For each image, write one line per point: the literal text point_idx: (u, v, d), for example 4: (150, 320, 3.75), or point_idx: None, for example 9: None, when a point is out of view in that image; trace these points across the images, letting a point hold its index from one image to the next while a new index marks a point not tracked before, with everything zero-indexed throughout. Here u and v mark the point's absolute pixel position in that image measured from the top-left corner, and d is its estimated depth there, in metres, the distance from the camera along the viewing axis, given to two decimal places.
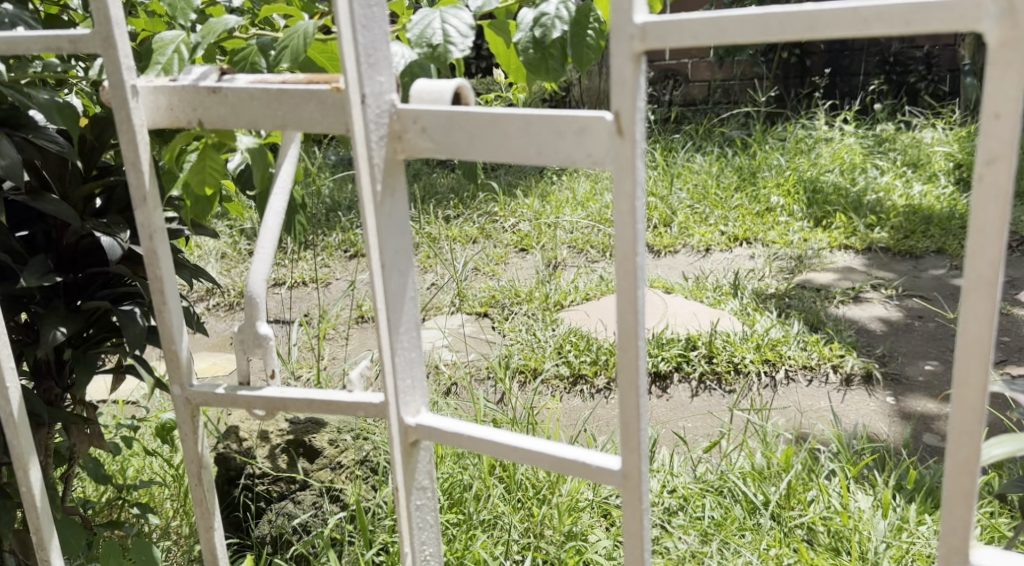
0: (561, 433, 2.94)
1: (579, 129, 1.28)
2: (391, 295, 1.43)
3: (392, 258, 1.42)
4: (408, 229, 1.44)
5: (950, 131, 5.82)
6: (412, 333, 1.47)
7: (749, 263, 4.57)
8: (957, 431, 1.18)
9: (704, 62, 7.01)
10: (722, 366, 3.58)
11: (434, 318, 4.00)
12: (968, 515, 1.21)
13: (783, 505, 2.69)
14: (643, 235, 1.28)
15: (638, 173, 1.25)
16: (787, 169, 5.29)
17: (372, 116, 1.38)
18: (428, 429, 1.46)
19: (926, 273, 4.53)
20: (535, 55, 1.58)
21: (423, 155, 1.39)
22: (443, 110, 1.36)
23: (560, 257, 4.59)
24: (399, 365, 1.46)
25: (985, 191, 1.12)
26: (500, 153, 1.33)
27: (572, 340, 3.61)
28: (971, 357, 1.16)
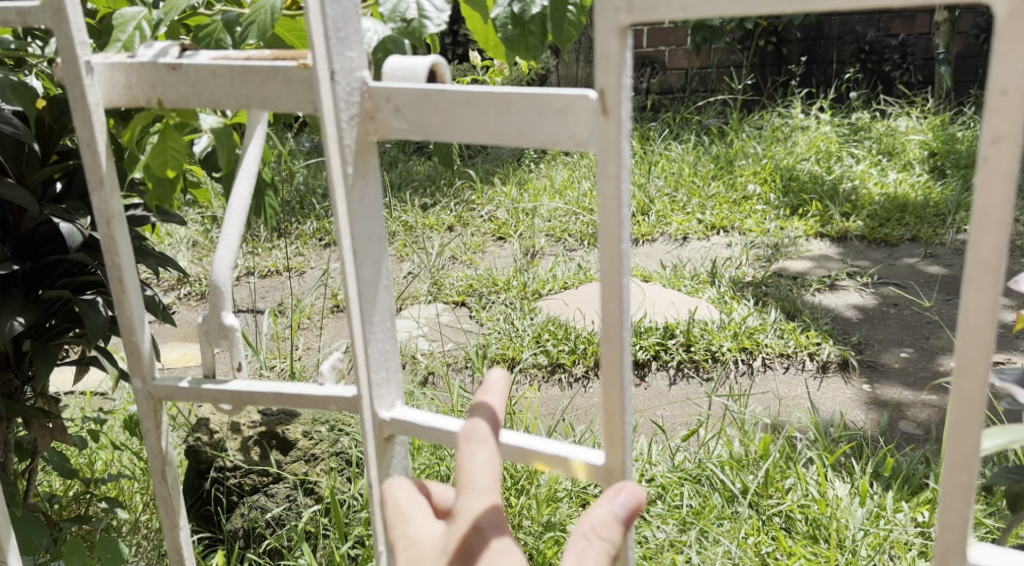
0: (539, 423, 2.92)
1: (561, 108, 1.30)
2: (364, 283, 1.46)
3: (367, 243, 1.44)
4: (381, 213, 1.46)
5: (925, 118, 5.77)
6: (385, 325, 1.48)
7: (725, 251, 4.54)
8: (956, 424, 1.20)
9: (682, 50, 6.79)
10: (700, 354, 3.54)
11: (412, 306, 4.00)
12: (966, 511, 1.22)
13: (761, 493, 2.66)
14: (625, 221, 1.29)
15: (623, 155, 1.28)
16: (763, 158, 5.24)
17: (342, 94, 1.40)
18: (404, 422, 1.49)
19: (901, 261, 4.50)
20: (516, 32, 1.60)
21: (398, 135, 1.40)
22: (416, 89, 1.38)
23: (538, 245, 4.55)
24: (372, 357, 1.48)
25: (989, 171, 1.13)
26: (477, 134, 1.35)
27: (549, 329, 3.58)
28: (972, 348, 1.17)
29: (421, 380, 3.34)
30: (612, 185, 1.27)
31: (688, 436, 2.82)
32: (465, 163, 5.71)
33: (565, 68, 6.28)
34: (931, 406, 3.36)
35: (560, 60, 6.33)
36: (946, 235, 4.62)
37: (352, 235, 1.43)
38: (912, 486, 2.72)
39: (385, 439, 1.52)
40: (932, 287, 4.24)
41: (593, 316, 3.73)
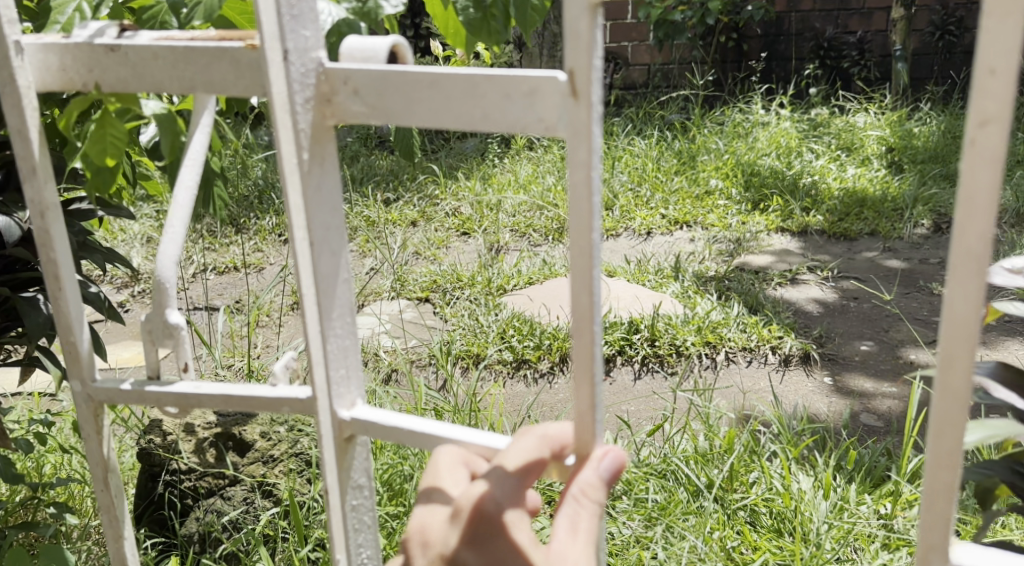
0: (504, 420, 2.90)
1: (529, 91, 1.27)
2: (322, 277, 1.43)
3: (325, 234, 1.41)
4: (340, 203, 1.43)
5: (882, 114, 5.81)
6: (345, 319, 1.46)
7: (688, 246, 4.54)
8: (939, 419, 1.19)
9: (644, 46, 6.74)
10: (664, 349, 3.53)
11: (375, 303, 3.96)
12: (949, 508, 1.22)
13: (726, 488, 2.65)
14: (595, 210, 1.27)
15: (593, 139, 1.24)
16: (724, 153, 5.26)
17: (297, 74, 1.37)
18: (366, 420, 1.47)
19: (860, 255, 4.53)
20: (477, 15, 1.57)
21: (357, 118, 1.37)
22: (376, 70, 1.34)
23: (502, 240, 4.53)
24: (332, 354, 1.46)
25: (976, 156, 1.12)
26: (441, 117, 1.32)
27: (514, 325, 3.55)
28: (955, 339, 1.17)
29: (382, 378, 3.30)
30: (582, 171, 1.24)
31: (654, 431, 2.81)
32: (428, 158, 5.66)
33: (528, 63, 6.24)
34: (892, 398, 3.39)
35: (523, 55, 6.28)
36: (904, 229, 4.66)
37: (312, 225, 1.41)
38: (874, 478, 2.73)
39: (346, 440, 1.50)
40: (891, 280, 4.27)
41: (558, 312, 3.71)
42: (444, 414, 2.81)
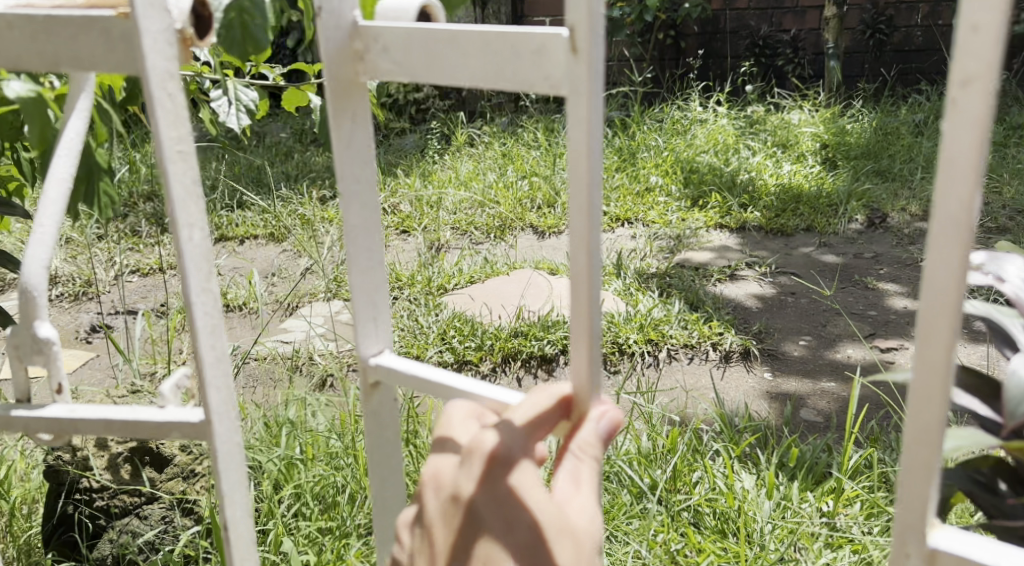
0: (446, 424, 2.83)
1: (536, 47, 1.25)
2: (354, 226, 1.50)
3: (356, 184, 1.49)
4: (372, 156, 1.50)
5: (817, 111, 5.84)
6: (375, 268, 1.54)
7: (629, 243, 4.52)
8: (918, 397, 1.08)
9: None
10: (607, 348, 3.50)
11: (309, 304, 3.86)
12: (926, 495, 1.11)
13: (669, 488, 2.63)
14: (597, 167, 1.23)
15: (593, 97, 1.21)
16: (664, 150, 5.24)
17: (330, 28, 1.39)
18: (390, 366, 1.54)
19: (797, 250, 4.54)
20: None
21: (387, 73, 1.41)
22: (400, 27, 1.37)
23: (444, 238, 4.47)
24: (360, 301, 1.54)
25: (958, 117, 1.00)
26: (460, 70, 1.33)
27: (455, 325, 3.50)
28: (937, 312, 1.05)
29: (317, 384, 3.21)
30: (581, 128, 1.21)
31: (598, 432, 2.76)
32: None
33: None
34: (830, 394, 3.39)
35: None
36: (839, 224, 4.69)
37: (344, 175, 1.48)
38: (815, 475, 2.72)
39: (371, 389, 1.57)
40: (828, 276, 4.28)
41: (499, 312, 3.65)
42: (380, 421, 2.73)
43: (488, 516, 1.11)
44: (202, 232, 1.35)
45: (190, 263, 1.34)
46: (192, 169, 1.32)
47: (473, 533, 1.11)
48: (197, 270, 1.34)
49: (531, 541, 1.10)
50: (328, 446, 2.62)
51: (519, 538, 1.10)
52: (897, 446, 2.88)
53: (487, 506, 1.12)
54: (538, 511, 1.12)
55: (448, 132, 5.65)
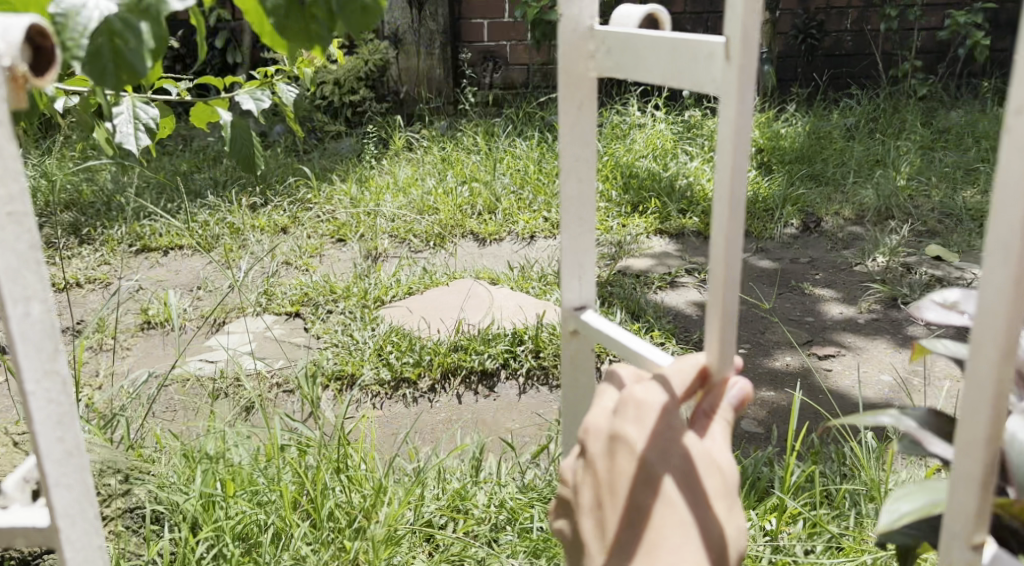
0: (380, 453, 2.70)
1: (708, 54, 1.60)
2: (571, 193, 2.00)
3: (574, 166, 1.98)
4: (591, 139, 1.98)
5: (752, 116, 5.78)
6: (586, 233, 2.03)
7: (571, 250, 4.45)
8: (968, 404, 1.23)
9: (523, 46, 6.33)
10: (549, 361, 3.36)
11: (238, 319, 3.71)
12: (973, 497, 1.26)
13: None
14: (743, 155, 1.51)
15: (742, 97, 1.50)
16: (604, 155, 5.16)
17: (570, 31, 1.89)
18: (584, 316, 2.05)
19: (735, 256, 4.49)
20: (293, 17, 1.30)
21: (605, 70, 1.88)
22: (619, 34, 1.82)
23: (381, 247, 4.36)
24: (569, 263, 2.04)
25: (1014, 141, 1.15)
26: (649, 69, 1.76)
27: (393, 340, 3.40)
28: (988, 327, 1.20)
29: (240, 412, 3.05)
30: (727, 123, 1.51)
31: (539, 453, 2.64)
32: (300, 158, 5.45)
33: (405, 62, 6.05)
34: (769, 404, 3.34)
35: (400, 51, 6.01)
36: (775, 229, 4.66)
37: (565, 157, 1.98)
38: (758, 491, 2.66)
39: (571, 335, 2.09)
40: (766, 283, 4.23)
41: (438, 325, 3.56)
42: (309, 452, 2.60)
43: (648, 452, 1.36)
44: (41, 308, 1.34)
45: (25, 341, 1.33)
46: (24, 231, 1.31)
47: (636, 466, 1.36)
48: (34, 348, 1.34)
49: (688, 473, 1.36)
50: (250, 480, 2.49)
51: (676, 470, 1.36)
52: (836, 456, 2.84)
53: (646, 445, 1.37)
54: (691, 448, 1.37)
55: (385, 135, 5.53)
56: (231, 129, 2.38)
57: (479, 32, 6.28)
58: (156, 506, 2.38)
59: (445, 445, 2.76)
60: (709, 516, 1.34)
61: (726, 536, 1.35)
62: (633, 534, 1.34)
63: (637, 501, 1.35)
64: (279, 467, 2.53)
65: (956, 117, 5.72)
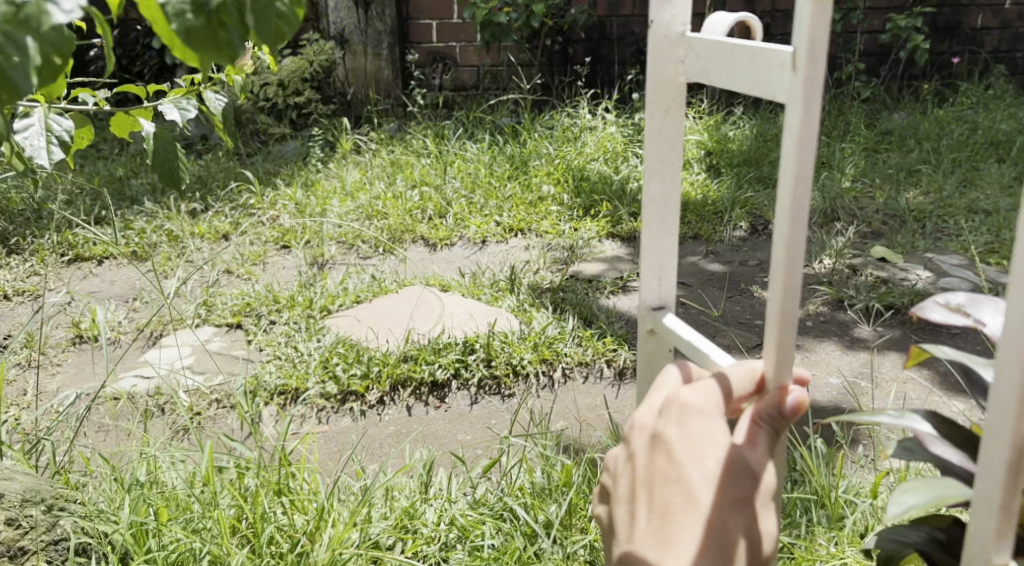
0: (323, 473, 2.61)
1: (778, 65, 1.79)
2: (655, 193, 2.24)
3: (658, 167, 2.21)
4: (678, 141, 2.21)
5: (701, 119, 5.72)
6: (668, 235, 2.26)
7: (523, 255, 4.38)
8: (992, 425, 1.48)
9: (472, 47, 6.26)
10: (501, 370, 3.30)
11: (174, 333, 3.59)
12: (999, 504, 1.51)
13: (565, 526, 2.45)
14: (808, 164, 1.69)
15: (805, 106, 1.67)
16: (555, 158, 5.09)
17: (663, 39, 2.13)
18: (660, 316, 2.31)
19: (686, 260, 4.44)
20: (201, 23, 1.31)
21: (693, 74, 2.11)
22: (709, 41, 2.03)
23: (327, 254, 4.28)
24: (650, 266, 2.29)
25: None
26: (728, 74, 1.97)
27: (339, 352, 3.31)
28: (1007, 363, 1.45)
29: (175, 432, 2.94)
30: (790, 128, 1.69)
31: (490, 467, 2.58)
32: (243, 162, 5.33)
33: (352, 62, 5.96)
34: None
35: (347, 52, 5.94)
36: (724, 232, 4.63)
37: (651, 157, 2.22)
38: None
39: (649, 334, 2.35)
40: (716, 287, 4.18)
41: (387, 336, 3.48)
42: (247, 474, 2.51)
43: (684, 455, 1.66)
44: None
45: None
46: None
47: (671, 464, 1.66)
48: None
49: (718, 477, 1.64)
50: (184, 507, 2.39)
51: (708, 473, 1.65)
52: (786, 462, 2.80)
53: (679, 443, 1.68)
54: (724, 455, 1.66)
55: (331, 138, 5.43)
56: (154, 143, 2.34)
57: (428, 33, 6.22)
58: (82, 537, 2.26)
59: (393, 460, 2.68)
60: (734, 515, 1.62)
61: (749, 535, 1.61)
62: (664, 520, 1.63)
63: (670, 493, 1.64)
64: (216, 491, 2.42)
65: (898, 119, 5.75)
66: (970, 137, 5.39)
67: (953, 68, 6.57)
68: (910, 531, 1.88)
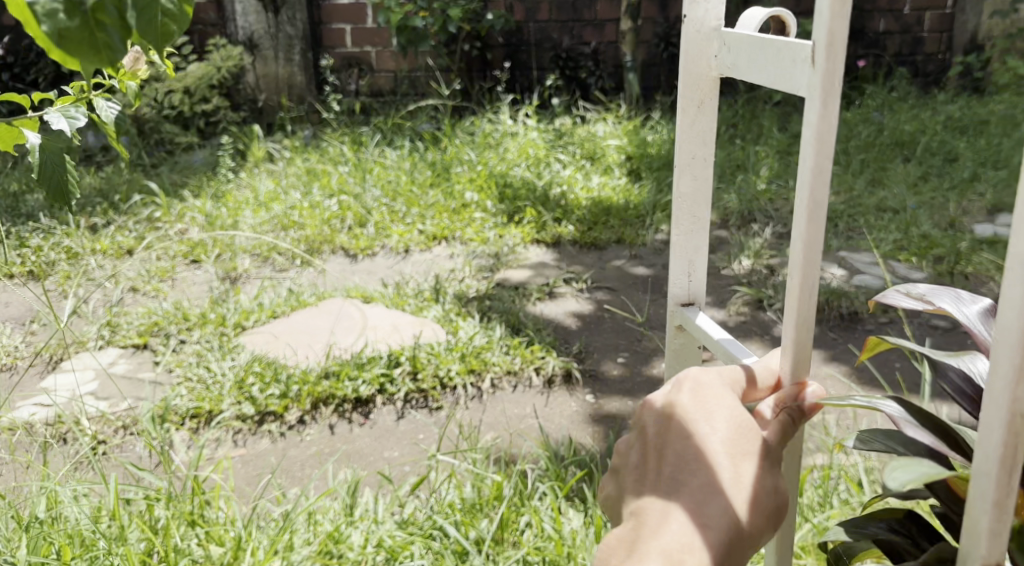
0: (240, 499, 2.51)
1: (791, 59, 1.65)
2: (684, 192, 2.00)
3: (688, 162, 1.98)
4: (711, 138, 1.97)
5: (620, 124, 5.69)
6: (700, 231, 2.02)
7: (447, 264, 4.30)
8: (987, 418, 1.38)
9: (388, 52, 6.17)
10: (427, 383, 3.21)
11: (76, 356, 3.43)
12: (994, 504, 1.40)
13: (496, 543, 2.37)
14: (826, 159, 1.58)
15: (824, 99, 1.55)
16: (477, 164, 5.02)
17: (692, 30, 1.90)
18: (689, 313, 2.05)
19: (610, 264, 4.39)
20: (74, 25, 1.06)
21: (726, 70, 1.88)
22: (744, 37, 1.80)
23: (240, 268, 4.14)
24: (678, 259, 2.05)
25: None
26: (758, 74, 1.75)
27: (255, 371, 3.19)
28: (1003, 353, 1.34)
29: (80, 463, 2.79)
30: (813, 122, 1.56)
31: (418, 484, 2.49)
32: (149, 173, 5.15)
33: (263, 69, 5.82)
34: None
35: (257, 58, 5.83)
36: (647, 236, 4.57)
37: (680, 153, 1.99)
38: None
39: (676, 331, 2.10)
40: (642, 289, 4.14)
41: (306, 352, 3.37)
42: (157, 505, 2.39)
43: (696, 417, 1.51)
44: None
45: None
46: None
47: (684, 428, 1.50)
48: None
49: (732, 438, 1.49)
50: (89, 543, 2.24)
51: (723, 434, 1.49)
52: None
53: (692, 405, 1.53)
54: (740, 416, 1.51)
55: (242, 147, 5.28)
56: (40, 154, 2.17)
57: (341, 37, 6.14)
58: None
59: (315, 481, 2.58)
60: (751, 473, 1.48)
61: (767, 495, 1.47)
62: (676, 482, 1.48)
63: (683, 454, 1.49)
64: (124, 524, 2.29)
65: None
66: (878, 137, 5.44)
67: (859, 70, 6.64)
68: (865, 521, 1.79)
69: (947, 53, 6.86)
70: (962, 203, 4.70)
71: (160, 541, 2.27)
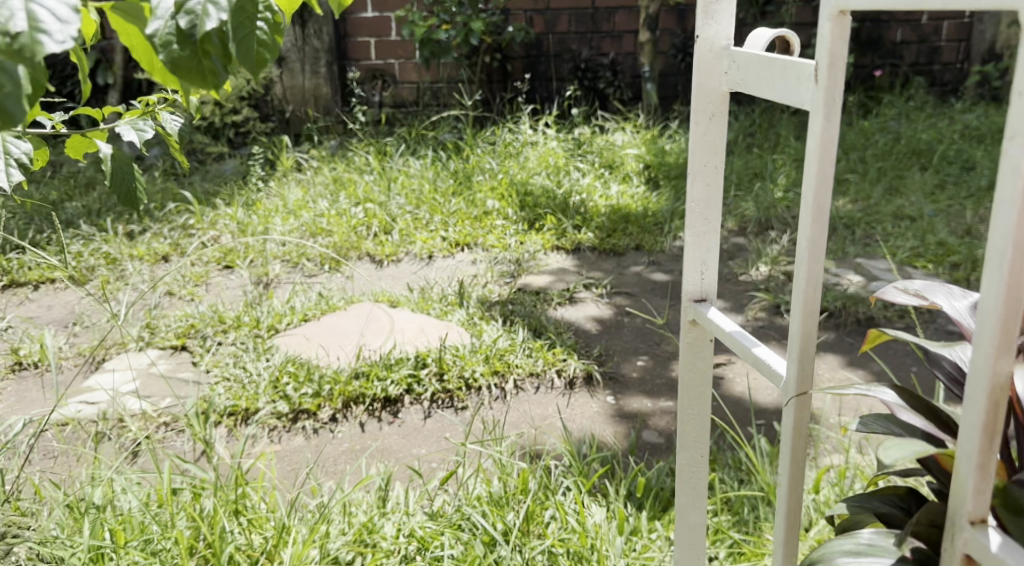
0: (281, 493, 2.61)
1: (796, 77, 1.71)
2: (697, 198, 2.02)
3: (700, 169, 2.00)
4: (721, 149, 1.99)
5: (638, 133, 5.77)
6: (712, 234, 2.04)
7: (470, 269, 4.40)
8: (972, 382, 1.39)
9: (412, 63, 6.30)
10: (454, 384, 3.31)
11: (117, 357, 3.54)
12: (978, 467, 1.40)
13: (523, 533, 2.47)
14: (829, 167, 1.64)
15: (827, 113, 1.62)
16: (498, 173, 5.13)
17: (704, 47, 1.94)
18: (702, 307, 2.04)
19: (629, 270, 4.48)
20: (185, 54, 1.37)
21: (736, 85, 1.90)
22: (752, 56, 1.84)
23: (272, 273, 4.26)
24: (692, 258, 2.05)
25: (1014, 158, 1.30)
26: (769, 90, 1.79)
27: (289, 371, 3.30)
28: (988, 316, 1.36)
29: (127, 455, 2.91)
30: (818, 132, 1.63)
31: (447, 478, 2.58)
32: (182, 181, 5.28)
33: (290, 82, 5.95)
34: (670, 413, 3.30)
35: (284, 71, 5.95)
36: (665, 243, 4.66)
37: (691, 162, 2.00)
38: (662, 501, 2.67)
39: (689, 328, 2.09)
40: (660, 295, 4.22)
41: (337, 353, 3.48)
42: (204, 494, 2.50)
43: None
44: None
45: None
46: None
47: None
48: None
49: None
50: (141, 529, 2.35)
51: None
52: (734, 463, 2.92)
53: None
54: None
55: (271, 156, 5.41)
56: (111, 162, 2.20)
57: (366, 50, 6.25)
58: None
59: (349, 475, 2.68)
60: None
61: None
62: None
63: None
64: (174, 512, 2.40)
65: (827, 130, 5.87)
66: (893, 146, 5.50)
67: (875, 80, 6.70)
68: (869, 496, 1.83)
69: (963, 63, 6.93)
70: (977, 211, 4.76)
71: (206, 528, 2.37)
